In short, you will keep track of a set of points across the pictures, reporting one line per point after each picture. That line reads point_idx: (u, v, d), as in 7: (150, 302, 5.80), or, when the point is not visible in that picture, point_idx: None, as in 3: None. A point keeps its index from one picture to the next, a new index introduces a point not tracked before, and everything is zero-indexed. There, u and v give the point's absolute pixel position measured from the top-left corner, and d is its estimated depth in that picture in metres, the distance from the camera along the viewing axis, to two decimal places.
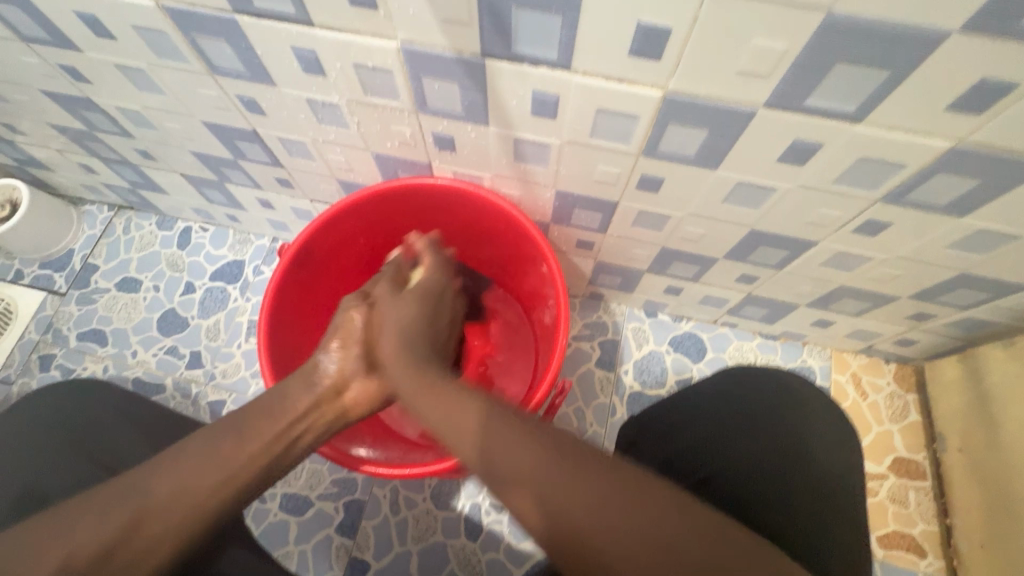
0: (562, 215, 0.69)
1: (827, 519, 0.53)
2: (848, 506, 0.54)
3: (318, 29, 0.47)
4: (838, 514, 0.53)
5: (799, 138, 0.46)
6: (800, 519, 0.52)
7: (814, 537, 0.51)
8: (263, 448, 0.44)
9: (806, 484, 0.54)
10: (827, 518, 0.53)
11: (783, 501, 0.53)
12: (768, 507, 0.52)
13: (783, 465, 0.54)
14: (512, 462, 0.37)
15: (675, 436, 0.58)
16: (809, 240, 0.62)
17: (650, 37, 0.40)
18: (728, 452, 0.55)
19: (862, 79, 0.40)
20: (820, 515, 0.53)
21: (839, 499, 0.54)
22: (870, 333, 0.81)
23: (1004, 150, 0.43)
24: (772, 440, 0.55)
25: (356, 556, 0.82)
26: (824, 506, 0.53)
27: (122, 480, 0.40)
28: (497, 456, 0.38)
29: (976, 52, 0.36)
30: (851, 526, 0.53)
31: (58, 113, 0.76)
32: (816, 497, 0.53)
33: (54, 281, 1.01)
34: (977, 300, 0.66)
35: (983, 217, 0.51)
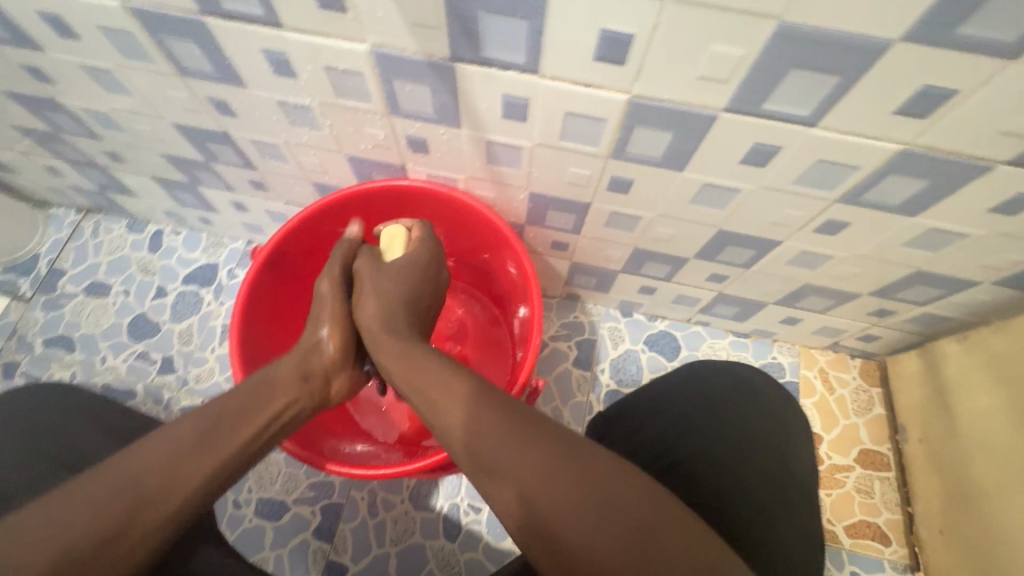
0: (537, 216, 0.70)
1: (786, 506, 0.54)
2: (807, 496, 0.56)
3: (287, 32, 0.48)
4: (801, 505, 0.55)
5: (759, 141, 0.48)
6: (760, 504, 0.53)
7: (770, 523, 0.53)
8: (254, 432, 0.48)
9: (768, 469, 0.56)
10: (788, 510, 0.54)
11: (742, 491, 0.54)
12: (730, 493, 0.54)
13: (742, 453, 0.56)
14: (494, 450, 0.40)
15: (637, 431, 0.61)
16: (774, 239, 0.64)
17: (613, 43, 0.41)
18: (689, 440, 0.58)
19: (814, 85, 0.41)
20: (779, 504, 0.54)
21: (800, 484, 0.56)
22: (836, 330, 0.84)
23: (949, 153, 0.45)
24: (730, 428, 0.58)
25: (333, 560, 0.81)
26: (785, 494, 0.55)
27: (102, 473, 0.40)
28: (484, 456, 0.40)
29: (919, 59, 0.38)
30: (812, 515, 0.55)
31: (22, 114, 0.75)
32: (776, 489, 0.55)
33: (18, 286, 0.98)
34: (933, 296, 0.69)
35: (934, 216, 0.53)
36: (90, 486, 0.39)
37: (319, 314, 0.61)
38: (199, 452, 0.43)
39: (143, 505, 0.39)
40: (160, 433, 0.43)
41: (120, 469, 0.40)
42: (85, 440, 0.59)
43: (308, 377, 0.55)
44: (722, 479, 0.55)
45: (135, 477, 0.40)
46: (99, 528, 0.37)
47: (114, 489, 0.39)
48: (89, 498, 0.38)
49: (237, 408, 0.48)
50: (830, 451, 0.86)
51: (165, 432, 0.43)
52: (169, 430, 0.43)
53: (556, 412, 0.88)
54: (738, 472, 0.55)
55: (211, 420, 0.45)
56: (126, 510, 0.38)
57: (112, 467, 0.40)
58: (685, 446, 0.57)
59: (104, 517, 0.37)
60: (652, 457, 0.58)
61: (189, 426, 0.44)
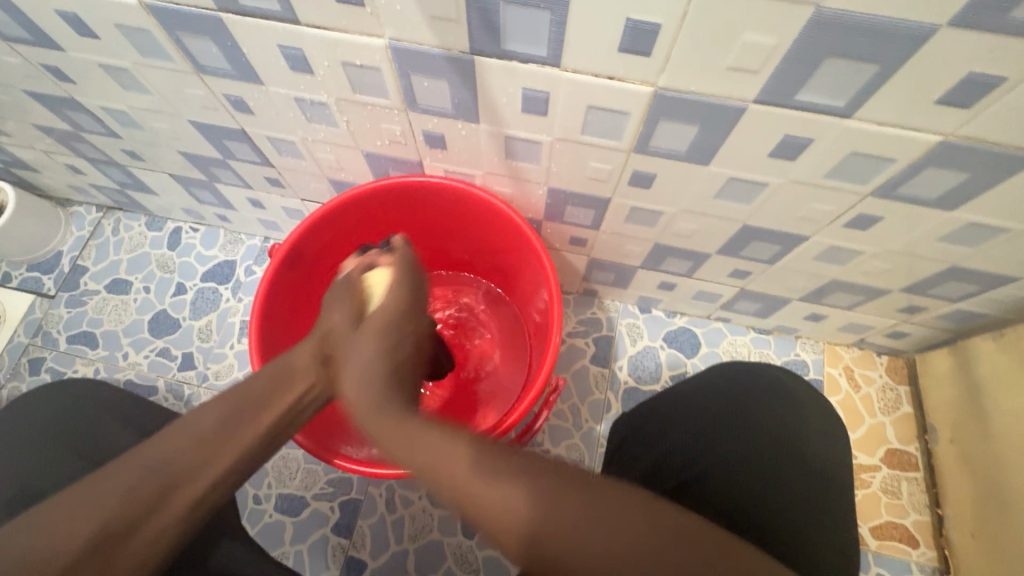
0: (555, 212, 0.69)
1: (809, 528, 0.53)
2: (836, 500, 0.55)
3: (304, 28, 0.47)
4: (830, 521, 0.54)
5: (789, 133, 0.46)
6: (784, 525, 0.52)
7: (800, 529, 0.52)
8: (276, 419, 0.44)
9: (798, 481, 0.54)
10: (811, 528, 0.53)
11: (769, 496, 0.53)
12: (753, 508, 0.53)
13: (771, 466, 0.54)
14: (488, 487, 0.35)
15: (660, 438, 0.58)
16: (801, 234, 0.62)
17: (639, 33, 0.40)
18: (718, 448, 0.56)
19: (851, 74, 0.40)
20: (803, 523, 0.53)
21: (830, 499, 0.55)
22: (862, 326, 0.81)
23: (993, 144, 0.43)
24: (761, 433, 0.56)
25: (353, 555, 0.82)
26: (811, 509, 0.53)
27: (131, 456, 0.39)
28: (480, 506, 0.35)
29: (965, 46, 0.36)
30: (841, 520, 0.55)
31: (43, 114, 0.75)
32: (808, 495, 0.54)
33: (42, 284, 0.99)
34: (967, 292, 0.66)
35: (974, 210, 0.51)
36: (123, 469, 0.38)
37: (336, 300, 0.55)
38: (222, 440, 0.41)
39: (170, 491, 0.38)
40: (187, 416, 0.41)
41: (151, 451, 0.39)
42: (109, 437, 0.59)
43: (328, 361, 0.50)
44: (746, 494, 0.53)
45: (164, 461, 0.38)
46: (120, 521, 0.36)
47: (144, 473, 0.38)
48: (121, 480, 0.37)
49: (258, 395, 0.45)
50: (855, 451, 0.84)
51: (191, 415, 0.41)
52: (196, 413, 0.41)
53: (574, 409, 0.87)
54: (765, 487, 0.54)
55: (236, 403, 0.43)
56: (152, 498, 0.37)
57: (142, 449, 0.39)
58: (716, 454, 0.55)
59: (127, 509, 0.37)
60: (678, 464, 0.56)
61: (215, 409, 0.42)
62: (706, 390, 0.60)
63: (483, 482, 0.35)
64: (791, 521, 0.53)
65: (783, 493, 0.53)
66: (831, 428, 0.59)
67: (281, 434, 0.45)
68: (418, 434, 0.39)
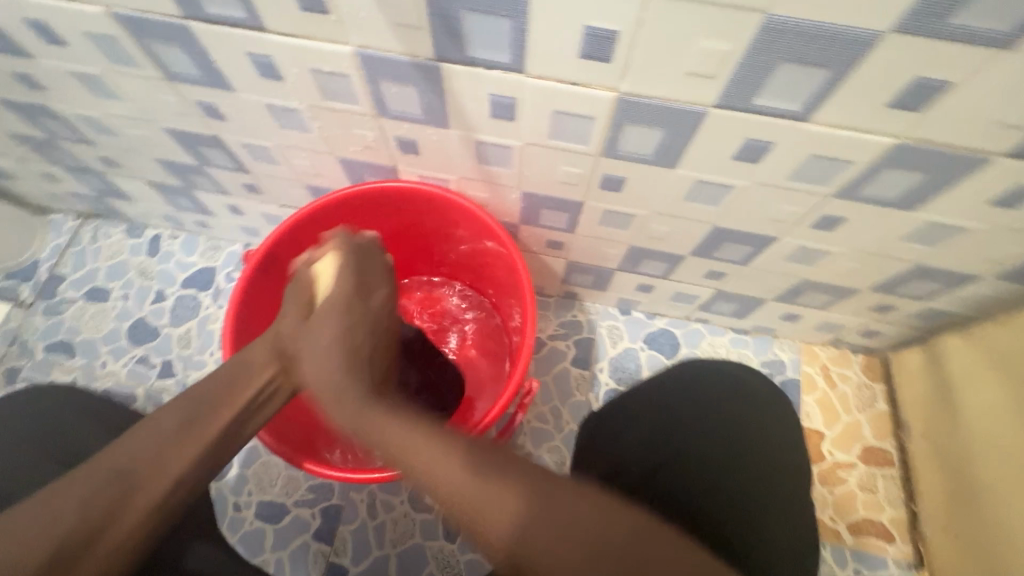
0: (530, 215, 0.70)
1: (761, 516, 0.55)
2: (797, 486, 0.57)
3: (272, 35, 0.47)
4: (781, 509, 0.55)
5: (750, 137, 0.47)
6: (736, 516, 0.54)
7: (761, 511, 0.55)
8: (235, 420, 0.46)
9: (749, 475, 0.56)
10: (762, 523, 0.54)
11: (734, 485, 0.56)
12: (706, 498, 0.55)
13: (722, 463, 0.57)
14: (466, 487, 0.38)
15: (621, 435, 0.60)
16: (770, 235, 0.63)
17: (599, 40, 0.41)
18: (676, 443, 0.58)
19: (804, 78, 0.41)
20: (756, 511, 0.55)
21: (781, 490, 0.56)
22: (837, 325, 0.83)
23: (946, 146, 0.44)
24: (716, 426, 0.59)
25: (333, 561, 0.81)
26: (761, 502, 0.55)
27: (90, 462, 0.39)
28: (459, 495, 0.38)
29: (912, 50, 0.37)
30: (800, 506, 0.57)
31: (16, 122, 0.75)
32: (769, 480, 0.57)
33: (19, 292, 0.98)
34: (934, 291, 0.68)
35: (933, 210, 0.52)
36: (50, 498, 0.37)
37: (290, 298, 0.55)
38: (182, 439, 0.42)
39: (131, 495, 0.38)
40: (138, 425, 0.42)
41: (80, 480, 0.38)
42: (84, 441, 0.59)
43: (280, 359, 0.50)
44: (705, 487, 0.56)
45: (113, 474, 0.39)
46: (56, 545, 0.36)
47: (72, 503, 0.37)
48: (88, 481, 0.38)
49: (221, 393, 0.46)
50: (832, 449, 0.85)
51: (143, 423, 0.42)
52: (139, 427, 0.41)
53: (555, 411, 0.87)
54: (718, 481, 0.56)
55: (188, 412, 0.43)
56: (111, 504, 0.38)
57: (106, 451, 0.40)
58: (672, 448, 0.58)
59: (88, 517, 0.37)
60: (632, 465, 0.58)
61: (162, 423, 0.42)
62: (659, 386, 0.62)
63: (465, 491, 0.38)
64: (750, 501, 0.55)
65: (733, 486, 0.56)
66: (790, 423, 0.61)
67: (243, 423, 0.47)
68: (402, 426, 0.43)
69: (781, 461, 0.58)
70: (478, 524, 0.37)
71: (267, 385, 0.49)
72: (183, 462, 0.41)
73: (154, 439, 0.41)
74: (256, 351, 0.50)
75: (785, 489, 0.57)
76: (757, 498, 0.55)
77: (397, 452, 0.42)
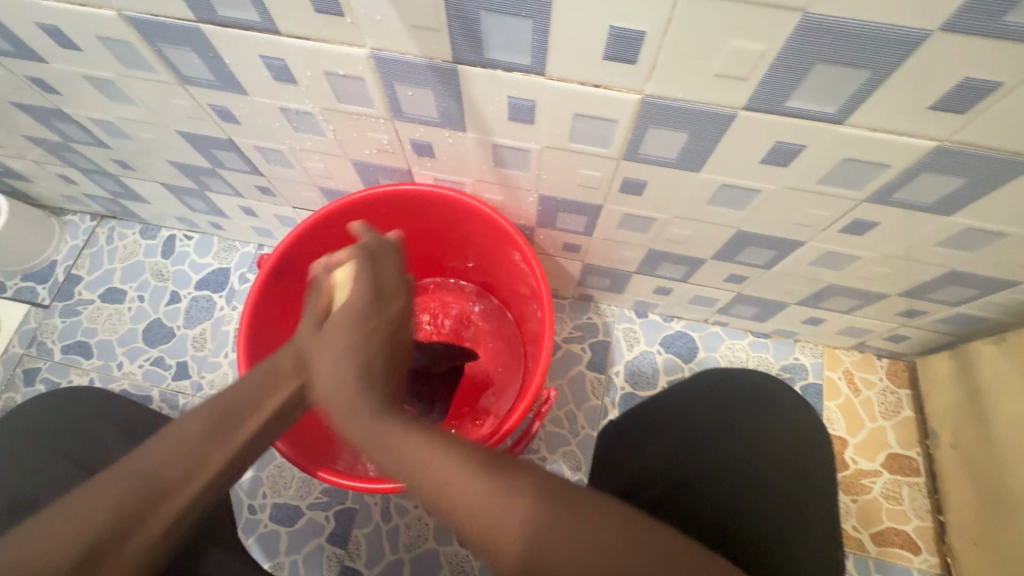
0: (547, 218, 0.68)
1: (787, 525, 0.52)
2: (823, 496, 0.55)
3: (285, 38, 0.46)
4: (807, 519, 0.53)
5: (780, 140, 0.45)
6: (761, 528, 0.52)
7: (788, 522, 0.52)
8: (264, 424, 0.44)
9: (776, 487, 0.54)
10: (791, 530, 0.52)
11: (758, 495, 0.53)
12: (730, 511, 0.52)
13: (744, 475, 0.54)
14: (479, 503, 0.36)
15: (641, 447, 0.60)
16: (796, 240, 0.61)
17: (623, 41, 0.39)
18: (697, 457, 0.56)
19: (841, 80, 0.39)
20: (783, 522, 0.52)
21: (805, 501, 0.54)
22: (862, 330, 0.80)
23: (991, 149, 0.42)
24: (739, 436, 0.57)
25: (348, 564, 0.81)
26: (788, 511, 0.53)
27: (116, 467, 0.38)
28: (471, 510, 0.37)
29: (959, 50, 0.35)
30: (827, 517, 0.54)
31: (31, 125, 0.75)
32: (794, 488, 0.54)
33: (36, 293, 0.99)
34: (967, 297, 0.65)
35: (971, 215, 0.50)
36: (75, 504, 0.35)
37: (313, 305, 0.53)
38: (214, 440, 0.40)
39: (160, 497, 0.37)
40: (166, 428, 0.40)
41: (108, 482, 0.37)
42: (101, 447, 0.59)
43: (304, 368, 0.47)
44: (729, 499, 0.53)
45: (144, 473, 0.37)
46: (84, 552, 0.34)
47: (100, 509, 0.35)
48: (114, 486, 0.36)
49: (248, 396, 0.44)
50: (856, 456, 0.83)
51: (169, 426, 0.40)
52: (170, 425, 0.40)
53: (570, 416, 0.86)
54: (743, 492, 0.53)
55: (217, 411, 0.42)
56: (140, 503, 0.36)
57: (131, 456, 0.38)
58: (696, 460, 0.56)
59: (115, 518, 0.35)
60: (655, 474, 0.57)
61: (192, 423, 0.41)
62: (680, 395, 0.61)
63: (476, 506, 0.36)
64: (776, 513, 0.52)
65: (760, 497, 0.53)
66: (814, 433, 0.59)
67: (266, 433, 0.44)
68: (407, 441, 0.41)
69: (806, 470, 0.56)
70: (490, 539, 0.36)
71: (297, 398, 0.47)
72: (217, 459, 0.40)
73: (184, 439, 0.40)
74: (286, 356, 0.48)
75: (810, 498, 0.54)
76: (783, 510, 0.53)
77: (403, 462, 0.40)
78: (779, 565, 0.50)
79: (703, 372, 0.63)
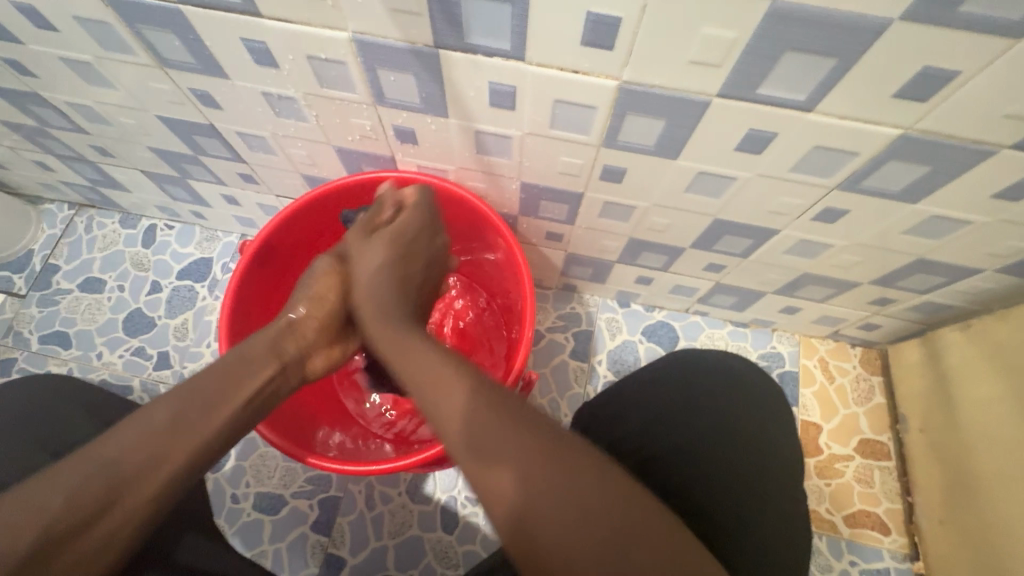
0: (530, 207, 0.69)
1: (754, 510, 0.53)
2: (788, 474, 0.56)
3: (267, 20, 0.46)
4: (774, 499, 0.54)
5: (753, 128, 0.47)
6: (728, 507, 0.53)
7: (756, 498, 0.54)
8: (234, 411, 0.45)
9: (745, 473, 0.55)
10: (756, 503, 0.54)
11: (728, 474, 0.55)
12: (703, 487, 0.54)
13: (714, 450, 0.56)
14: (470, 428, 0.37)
15: (615, 423, 0.61)
16: (771, 228, 0.62)
17: (601, 27, 0.40)
18: (668, 437, 0.57)
19: (810, 67, 0.40)
20: (753, 502, 0.54)
21: (777, 481, 0.55)
22: (836, 318, 0.82)
23: (952, 138, 0.44)
24: (709, 419, 0.58)
25: (331, 552, 0.81)
26: (755, 497, 0.54)
27: (79, 455, 0.39)
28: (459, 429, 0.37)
29: (921, 38, 0.36)
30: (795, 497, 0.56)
31: (7, 110, 0.74)
32: (762, 468, 0.56)
33: (13, 283, 0.97)
34: (934, 285, 0.67)
35: (936, 202, 0.52)
36: (33, 489, 0.37)
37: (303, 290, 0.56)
38: (176, 434, 0.41)
39: (118, 491, 0.38)
40: (131, 417, 0.41)
41: (69, 467, 0.38)
42: (80, 432, 0.59)
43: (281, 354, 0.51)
44: (697, 476, 0.55)
45: (110, 458, 0.39)
46: (40, 534, 0.35)
47: (58, 495, 0.37)
48: (72, 480, 0.37)
49: (215, 386, 0.45)
50: (829, 441, 0.85)
51: (135, 415, 0.41)
52: (136, 415, 0.41)
53: (553, 404, 0.87)
54: (712, 475, 0.55)
55: (187, 402, 0.43)
56: (99, 496, 0.37)
57: (93, 447, 0.39)
58: (669, 448, 0.57)
59: (70, 513, 0.36)
60: (627, 453, 0.58)
61: (158, 411, 0.42)
62: (650, 378, 0.62)
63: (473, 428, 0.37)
64: (746, 489, 0.54)
65: (727, 484, 0.54)
66: (784, 416, 0.60)
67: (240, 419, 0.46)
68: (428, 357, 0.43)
69: (777, 456, 0.57)
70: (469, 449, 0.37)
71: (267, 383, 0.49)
72: (181, 453, 0.41)
73: (147, 430, 0.40)
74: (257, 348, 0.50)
75: (777, 482, 0.55)
76: (752, 497, 0.54)
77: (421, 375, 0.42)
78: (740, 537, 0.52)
79: (678, 353, 0.64)
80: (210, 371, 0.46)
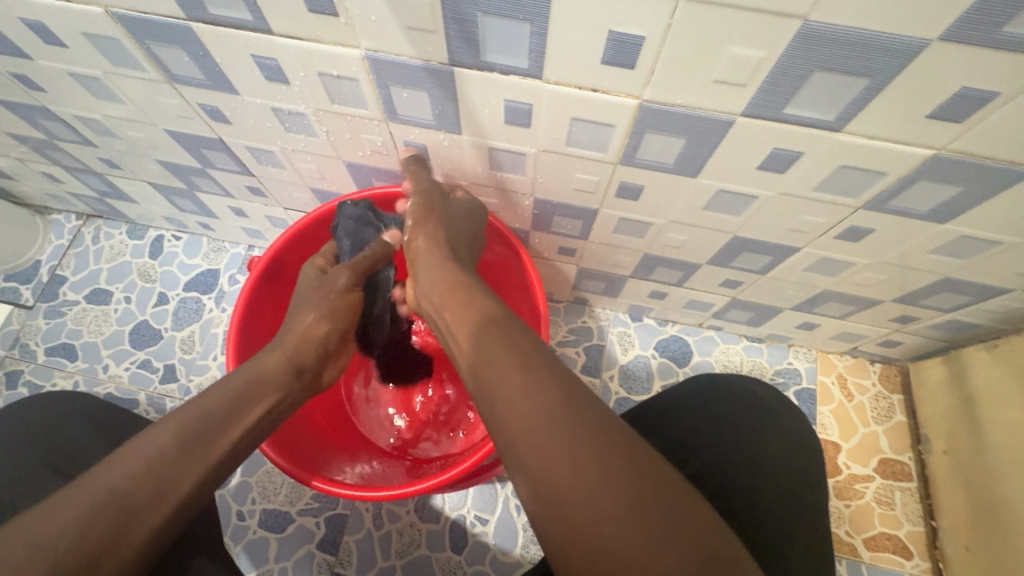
0: (543, 222, 0.67)
1: (782, 534, 0.51)
2: (812, 500, 0.54)
3: (278, 37, 0.45)
4: (806, 516, 0.53)
5: (778, 147, 0.45)
6: (768, 524, 0.51)
7: (792, 515, 0.52)
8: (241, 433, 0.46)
9: (773, 494, 0.53)
10: (792, 520, 0.52)
11: (761, 493, 0.53)
12: (738, 508, 0.52)
13: (746, 470, 0.54)
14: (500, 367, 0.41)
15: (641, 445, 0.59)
16: (792, 246, 0.60)
17: (622, 46, 0.39)
18: (695, 459, 0.55)
19: (841, 87, 0.38)
20: (791, 519, 0.52)
21: (807, 502, 0.54)
22: (855, 335, 0.80)
23: (987, 159, 0.42)
24: (736, 439, 0.56)
25: (338, 572, 0.80)
26: (782, 521, 0.52)
27: (81, 484, 0.38)
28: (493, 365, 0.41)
29: (960, 58, 0.34)
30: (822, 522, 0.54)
31: (15, 122, 0.73)
32: (791, 490, 0.54)
33: (20, 294, 0.97)
34: (960, 303, 0.65)
35: (967, 223, 0.50)
36: (35, 525, 0.35)
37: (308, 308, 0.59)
38: (186, 457, 0.41)
39: (132, 516, 0.37)
40: (131, 445, 0.40)
41: (71, 494, 0.37)
42: (85, 451, 0.58)
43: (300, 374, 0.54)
44: (729, 498, 0.53)
45: (120, 484, 0.38)
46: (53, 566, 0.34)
47: (67, 527, 0.35)
48: (81, 509, 0.36)
49: (221, 411, 0.45)
50: (848, 461, 0.83)
51: (137, 441, 0.41)
52: (138, 441, 0.41)
53: None
54: (742, 496, 0.52)
55: (193, 426, 0.43)
56: (113, 522, 0.37)
57: (96, 475, 0.38)
58: (691, 469, 0.55)
59: (85, 542, 0.35)
60: None
61: (166, 436, 0.41)
62: (671, 401, 0.61)
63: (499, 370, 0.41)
64: (781, 507, 0.52)
65: (754, 506, 0.52)
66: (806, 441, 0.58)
67: (248, 440, 0.47)
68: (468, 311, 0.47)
69: (802, 481, 0.55)
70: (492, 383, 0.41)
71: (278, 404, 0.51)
72: (192, 472, 0.41)
73: (156, 455, 0.40)
74: (273, 364, 0.52)
75: (807, 505, 0.54)
76: (781, 521, 0.52)
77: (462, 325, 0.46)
78: (784, 555, 0.50)
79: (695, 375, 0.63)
80: (213, 394, 0.47)
